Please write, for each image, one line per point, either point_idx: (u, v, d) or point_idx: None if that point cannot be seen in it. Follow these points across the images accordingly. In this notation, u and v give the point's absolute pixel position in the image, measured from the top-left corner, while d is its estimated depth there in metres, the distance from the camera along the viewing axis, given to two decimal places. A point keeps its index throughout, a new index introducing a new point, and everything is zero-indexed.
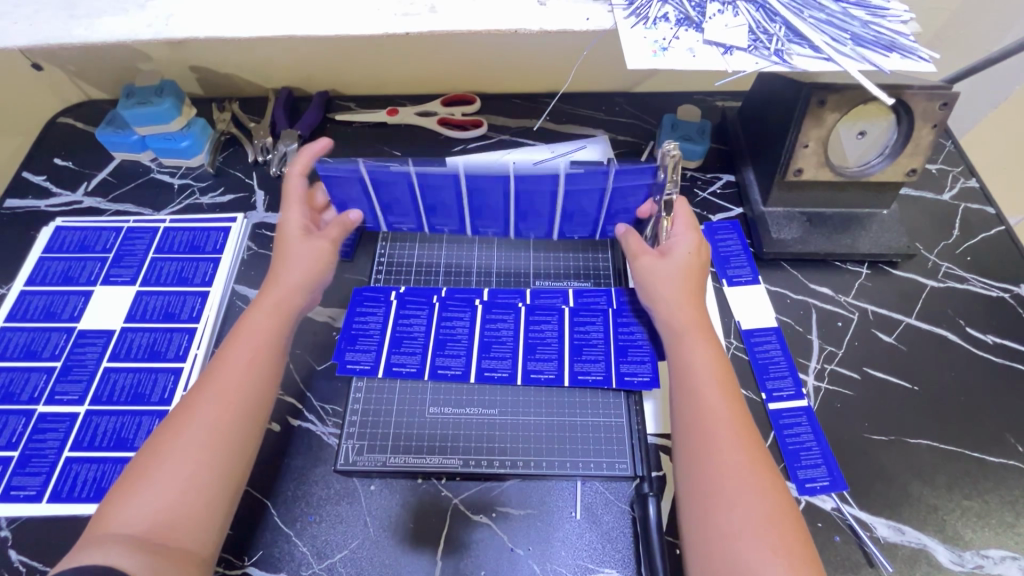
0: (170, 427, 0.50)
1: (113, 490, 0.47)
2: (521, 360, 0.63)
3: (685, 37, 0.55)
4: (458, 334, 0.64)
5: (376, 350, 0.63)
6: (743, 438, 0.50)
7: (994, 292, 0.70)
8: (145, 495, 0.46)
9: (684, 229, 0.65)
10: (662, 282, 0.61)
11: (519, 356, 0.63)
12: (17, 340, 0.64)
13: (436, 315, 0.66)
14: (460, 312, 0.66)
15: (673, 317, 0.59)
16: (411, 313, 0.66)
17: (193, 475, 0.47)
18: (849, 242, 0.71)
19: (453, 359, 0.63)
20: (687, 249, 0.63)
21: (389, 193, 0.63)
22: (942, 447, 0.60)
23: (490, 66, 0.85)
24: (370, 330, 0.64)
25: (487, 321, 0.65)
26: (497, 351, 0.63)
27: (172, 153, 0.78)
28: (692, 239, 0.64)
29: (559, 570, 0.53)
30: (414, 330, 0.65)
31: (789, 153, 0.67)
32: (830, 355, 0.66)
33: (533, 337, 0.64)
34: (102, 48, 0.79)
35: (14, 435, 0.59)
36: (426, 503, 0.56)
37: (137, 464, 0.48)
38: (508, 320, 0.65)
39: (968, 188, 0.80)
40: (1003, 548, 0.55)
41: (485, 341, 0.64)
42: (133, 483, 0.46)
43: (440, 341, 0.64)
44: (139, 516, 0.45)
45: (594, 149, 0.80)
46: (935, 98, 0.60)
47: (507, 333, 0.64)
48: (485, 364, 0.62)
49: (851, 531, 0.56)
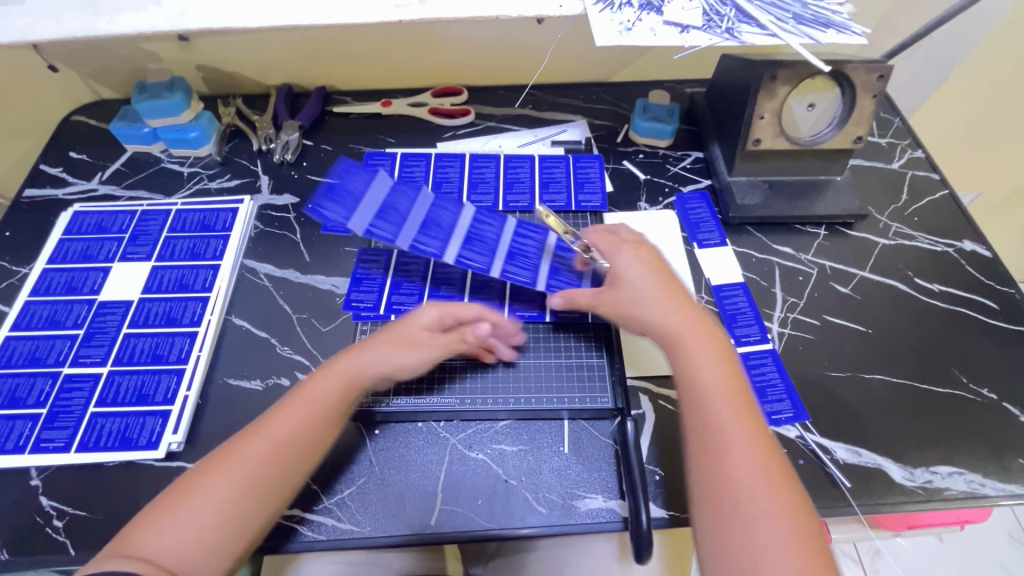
0: (225, 452, 0.51)
1: (165, 493, 0.49)
2: (500, 261, 0.68)
3: (647, 19, 0.62)
4: (443, 220, 0.68)
5: (351, 207, 0.64)
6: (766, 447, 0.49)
7: (940, 247, 0.78)
8: (168, 527, 0.46)
9: (618, 248, 0.63)
10: (634, 301, 0.59)
11: (500, 257, 0.68)
12: (41, 311, 0.69)
13: (424, 198, 0.69)
14: (446, 203, 0.70)
15: (666, 325, 0.57)
16: (398, 186, 0.67)
17: (209, 526, 0.47)
18: (807, 206, 0.79)
19: (433, 240, 0.66)
20: (632, 265, 0.61)
21: (409, 170, 0.82)
22: (894, 381, 0.67)
23: (475, 60, 0.92)
24: (348, 195, 0.64)
25: (474, 220, 0.70)
26: (477, 246, 0.68)
27: (182, 143, 0.84)
28: (633, 251, 0.62)
29: (549, 497, 0.58)
30: (399, 204, 0.67)
31: (748, 125, 0.74)
32: (793, 305, 0.73)
33: (515, 246, 0.70)
34: (113, 48, 0.85)
35: (43, 394, 0.63)
36: (427, 443, 0.62)
37: (185, 479, 0.50)
38: (494, 224, 0.70)
39: (915, 158, 0.87)
40: (950, 465, 0.61)
41: (471, 235, 0.69)
42: (162, 509, 0.48)
43: (425, 221, 0.67)
44: (163, 545, 0.45)
45: (574, 132, 0.89)
46: (873, 70, 0.68)
47: (491, 235, 0.69)
48: (463, 254, 0.67)
49: (813, 454, 0.61)
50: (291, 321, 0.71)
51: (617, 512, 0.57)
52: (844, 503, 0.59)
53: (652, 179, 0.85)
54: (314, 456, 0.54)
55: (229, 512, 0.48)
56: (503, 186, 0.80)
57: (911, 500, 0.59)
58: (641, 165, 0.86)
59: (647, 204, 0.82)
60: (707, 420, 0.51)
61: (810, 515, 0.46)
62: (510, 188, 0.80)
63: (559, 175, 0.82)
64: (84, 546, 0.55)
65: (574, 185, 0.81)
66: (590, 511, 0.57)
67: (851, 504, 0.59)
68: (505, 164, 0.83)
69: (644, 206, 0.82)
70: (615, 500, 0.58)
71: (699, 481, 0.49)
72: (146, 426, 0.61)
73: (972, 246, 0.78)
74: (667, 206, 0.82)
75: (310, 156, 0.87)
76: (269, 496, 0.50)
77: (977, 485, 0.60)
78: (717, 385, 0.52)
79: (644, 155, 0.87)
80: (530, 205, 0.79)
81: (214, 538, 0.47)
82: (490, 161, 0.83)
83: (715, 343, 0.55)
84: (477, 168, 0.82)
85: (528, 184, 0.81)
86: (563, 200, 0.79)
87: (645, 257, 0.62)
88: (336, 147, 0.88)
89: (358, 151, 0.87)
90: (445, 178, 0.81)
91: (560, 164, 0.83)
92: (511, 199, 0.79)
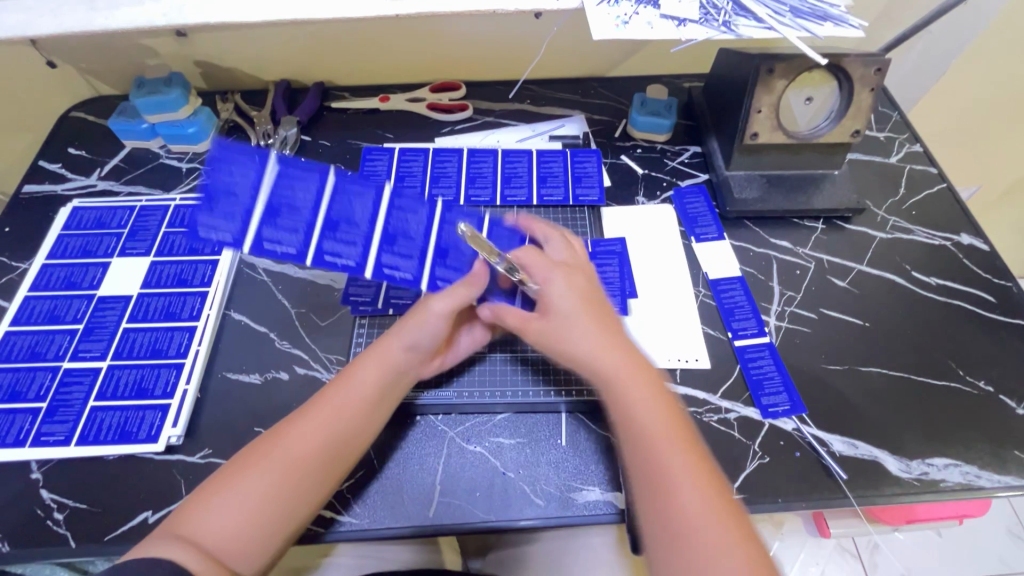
0: (264, 444, 0.51)
1: (206, 482, 0.49)
2: (429, 265, 0.64)
3: (644, 13, 0.62)
4: (357, 219, 0.61)
5: (242, 222, 0.55)
6: (712, 485, 0.47)
7: (937, 241, 0.78)
8: (215, 515, 0.47)
9: (548, 273, 0.58)
10: (562, 334, 0.55)
11: (427, 258, 0.65)
12: (40, 306, 0.70)
13: (328, 189, 0.60)
14: (360, 190, 0.62)
15: (597, 364, 0.54)
16: (296, 181, 0.58)
17: (253, 510, 0.47)
18: (805, 200, 0.79)
19: (344, 247, 0.60)
20: (562, 291, 0.57)
21: (408, 166, 0.82)
22: (890, 373, 0.67)
23: (474, 55, 0.92)
24: (234, 215, 0.55)
25: (392, 212, 0.64)
26: (401, 247, 0.63)
27: (180, 139, 0.84)
28: (561, 276, 0.58)
29: (547, 489, 0.59)
30: (297, 202, 0.58)
31: (745, 119, 0.74)
32: (790, 299, 0.73)
33: (444, 243, 0.66)
34: (112, 43, 0.85)
35: (43, 388, 0.63)
36: (425, 435, 0.62)
37: (229, 468, 0.50)
38: (419, 215, 0.66)
39: (913, 152, 0.87)
40: (946, 457, 0.61)
41: (391, 232, 0.63)
42: (207, 497, 0.48)
43: (330, 221, 0.60)
44: (210, 532, 0.46)
45: (571, 127, 0.89)
46: (870, 64, 0.68)
47: (415, 231, 0.65)
48: (384, 260, 0.62)
49: (810, 447, 0.62)
50: (290, 315, 0.71)
51: (615, 504, 0.58)
52: (840, 495, 0.59)
53: (650, 174, 0.85)
54: (354, 445, 0.54)
55: (273, 499, 0.48)
56: (501, 180, 0.81)
57: (907, 491, 0.59)
58: (639, 159, 0.86)
59: (645, 198, 0.82)
60: (649, 462, 0.49)
61: (763, 552, 0.45)
62: (508, 183, 0.80)
63: (557, 170, 0.82)
64: (85, 539, 0.56)
65: (572, 179, 0.81)
66: (589, 502, 0.58)
67: (847, 496, 0.59)
68: (503, 158, 0.83)
69: (642, 201, 0.82)
70: (612, 492, 0.58)
71: (651, 533, 0.47)
72: (145, 420, 0.62)
73: (970, 240, 0.78)
74: (665, 201, 0.82)
75: (309, 151, 0.87)
76: (315, 485, 0.50)
77: (973, 477, 0.60)
78: (655, 423, 0.50)
79: (642, 150, 0.87)
80: (528, 200, 0.79)
81: (257, 525, 0.47)
82: (488, 155, 0.83)
83: (646, 379, 0.53)
84: (475, 163, 0.82)
85: (526, 179, 0.81)
86: (561, 194, 0.80)
87: (575, 281, 0.59)
88: (334, 143, 0.88)
89: (356, 146, 0.87)
90: (444, 173, 0.81)
91: (557, 159, 0.83)
92: (509, 194, 0.79)
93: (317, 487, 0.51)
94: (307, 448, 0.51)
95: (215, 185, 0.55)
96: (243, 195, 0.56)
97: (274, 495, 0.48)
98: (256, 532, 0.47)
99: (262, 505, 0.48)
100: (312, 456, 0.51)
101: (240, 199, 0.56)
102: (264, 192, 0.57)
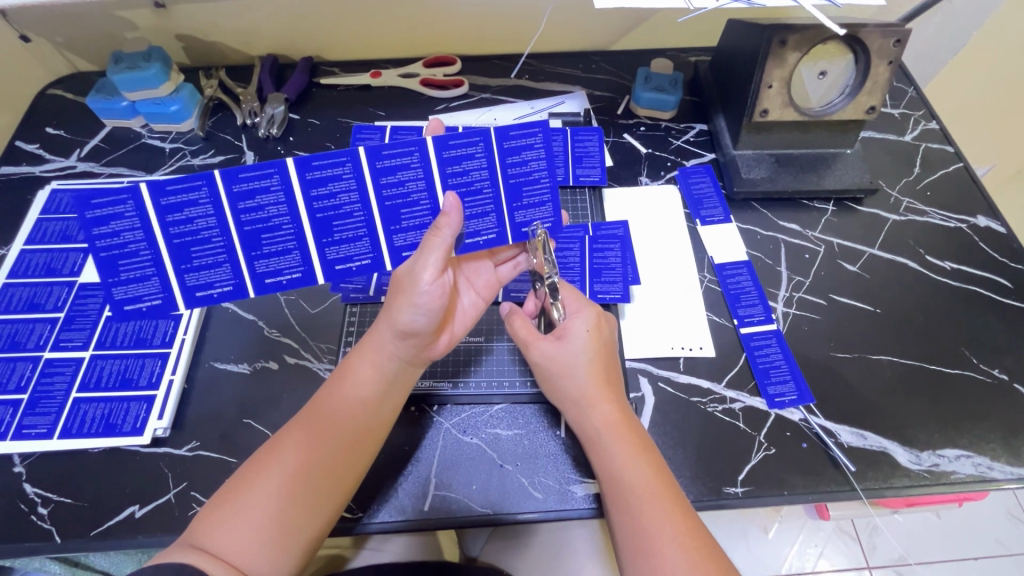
0: (270, 448, 0.49)
1: (214, 497, 0.46)
2: (385, 234, 0.54)
3: None
4: (276, 221, 0.51)
5: (159, 278, 0.51)
6: (698, 551, 0.45)
7: (953, 224, 0.74)
8: (226, 523, 0.44)
9: (577, 312, 0.57)
10: (563, 372, 0.55)
11: (378, 230, 0.53)
12: (20, 294, 0.67)
13: (225, 196, 0.49)
14: (262, 182, 0.49)
15: (586, 421, 0.53)
16: (257, 193, 0.50)
17: (269, 519, 0.45)
18: (815, 179, 0.75)
19: (278, 261, 0.53)
20: (580, 334, 0.56)
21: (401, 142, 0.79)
22: (901, 361, 0.65)
23: (471, 29, 0.88)
24: (148, 276, 0.51)
25: (318, 194, 0.51)
26: (341, 231, 0.53)
27: (162, 117, 0.80)
28: (585, 319, 0.57)
29: (545, 482, 0.57)
30: (202, 231, 0.50)
31: (756, 94, 0.70)
32: (798, 285, 0.70)
33: (394, 200, 0.52)
34: (87, 16, 0.80)
35: (23, 379, 0.61)
36: (421, 425, 0.60)
37: (235, 479, 0.47)
38: (346, 179, 0.50)
39: (929, 129, 0.84)
40: (958, 448, 0.59)
41: (323, 218, 0.52)
42: (219, 506, 0.45)
43: (249, 236, 0.51)
44: (224, 542, 0.43)
45: (572, 103, 0.86)
46: (889, 35, 0.64)
47: (349, 203, 0.52)
48: (331, 254, 0.54)
49: (817, 438, 0.60)
50: (279, 303, 0.69)
51: None
52: (847, 487, 0.57)
53: (654, 153, 0.81)
54: (370, 442, 0.52)
55: (289, 504, 0.46)
56: None
57: (917, 483, 0.58)
58: (642, 138, 0.83)
59: (649, 178, 0.79)
60: (640, 535, 0.46)
61: None
62: None
63: (558, 149, 0.78)
64: (70, 533, 0.54)
65: (572, 159, 0.78)
66: (588, 495, 0.56)
67: (855, 488, 0.57)
68: None
69: (645, 181, 0.78)
70: None
71: None
72: (130, 412, 0.60)
73: (986, 222, 0.75)
74: (668, 180, 0.78)
75: (298, 131, 0.83)
76: (334, 487, 0.48)
77: (985, 469, 0.58)
78: (643, 485, 0.49)
79: (645, 128, 0.84)
80: None
81: (273, 532, 0.45)
82: None
83: (631, 437, 0.52)
84: None
85: None
86: (561, 173, 0.76)
87: (598, 330, 0.57)
88: (324, 121, 0.84)
89: (347, 125, 0.84)
90: None
91: (558, 137, 0.79)
92: None
93: (329, 498, 0.48)
94: (311, 454, 0.48)
95: (106, 244, 0.49)
96: (142, 249, 0.49)
97: (288, 502, 0.46)
98: (271, 543, 0.44)
99: (275, 517, 0.45)
100: (322, 458, 0.48)
101: (143, 256, 0.50)
102: (161, 235, 0.49)
